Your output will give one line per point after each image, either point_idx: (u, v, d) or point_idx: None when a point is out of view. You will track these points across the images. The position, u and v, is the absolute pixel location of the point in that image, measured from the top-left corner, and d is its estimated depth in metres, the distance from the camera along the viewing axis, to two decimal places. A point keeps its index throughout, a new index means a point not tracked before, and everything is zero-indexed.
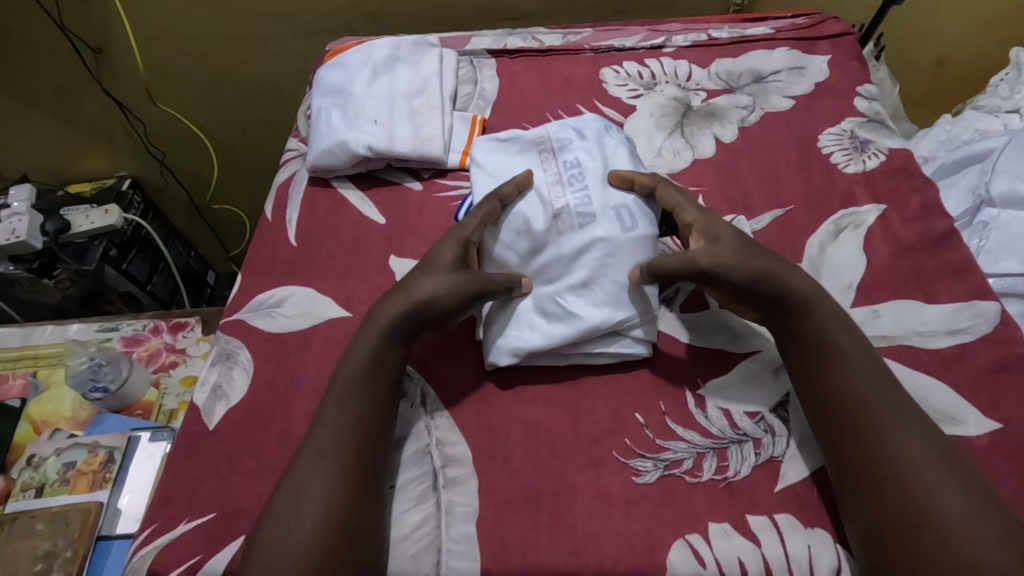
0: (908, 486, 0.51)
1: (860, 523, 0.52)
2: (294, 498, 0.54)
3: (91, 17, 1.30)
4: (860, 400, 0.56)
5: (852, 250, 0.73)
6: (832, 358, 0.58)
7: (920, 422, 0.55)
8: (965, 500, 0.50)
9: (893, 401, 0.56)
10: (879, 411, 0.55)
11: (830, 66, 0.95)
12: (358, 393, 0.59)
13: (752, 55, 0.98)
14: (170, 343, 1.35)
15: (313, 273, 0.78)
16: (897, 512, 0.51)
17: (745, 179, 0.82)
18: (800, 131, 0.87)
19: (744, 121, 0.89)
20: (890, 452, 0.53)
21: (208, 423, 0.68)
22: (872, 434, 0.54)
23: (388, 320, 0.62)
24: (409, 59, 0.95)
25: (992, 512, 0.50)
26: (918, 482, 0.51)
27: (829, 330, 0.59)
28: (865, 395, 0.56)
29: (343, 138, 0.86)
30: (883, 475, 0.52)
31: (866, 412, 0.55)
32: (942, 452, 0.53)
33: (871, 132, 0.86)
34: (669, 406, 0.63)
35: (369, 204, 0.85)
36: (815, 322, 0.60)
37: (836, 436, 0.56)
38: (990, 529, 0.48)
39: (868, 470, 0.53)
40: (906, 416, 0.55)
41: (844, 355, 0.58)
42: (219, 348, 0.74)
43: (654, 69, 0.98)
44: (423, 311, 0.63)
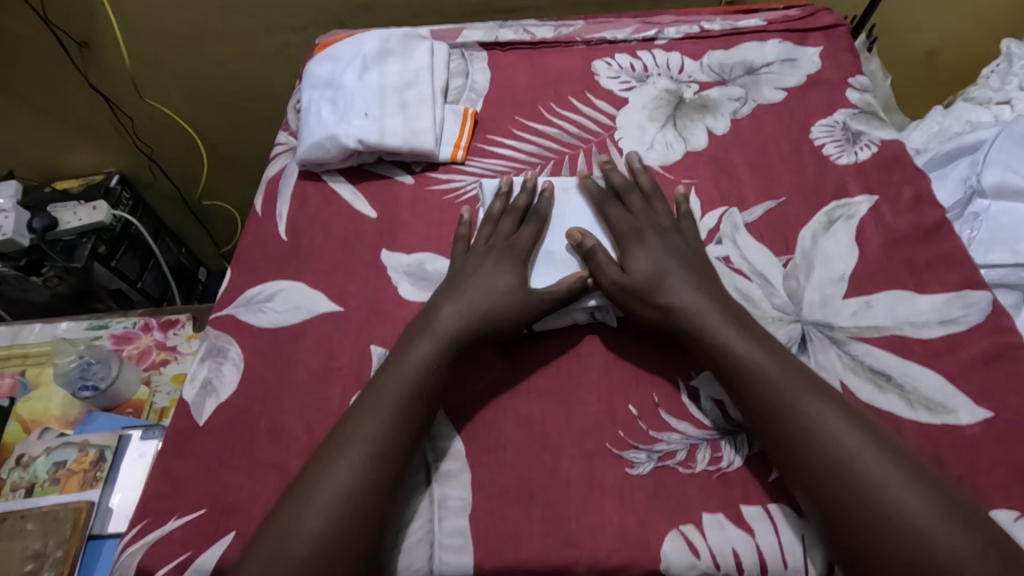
0: (858, 490, 0.51)
1: (823, 524, 0.53)
2: (283, 510, 0.54)
3: (76, 10, 1.28)
4: (796, 407, 0.56)
5: (845, 241, 0.73)
6: (762, 361, 0.58)
7: (852, 422, 0.55)
8: (916, 500, 0.50)
9: (824, 405, 0.56)
10: (807, 419, 0.55)
11: (822, 57, 0.95)
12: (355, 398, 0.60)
13: (745, 48, 0.98)
14: (161, 340, 1.34)
15: (304, 268, 0.78)
16: (855, 515, 0.51)
17: (738, 171, 0.82)
18: (792, 123, 0.87)
19: (737, 112, 0.89)
20: (832, 455, 0.53)
21: (198, 420, 0.67)
22: (813, 438, 0.54)
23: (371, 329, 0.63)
24: (400, 52, 0.94)
25: (946, 505, 0.50)
26: (868, 484, 0.51)
27: (746, 341, 0.60)
28: (794, 396, 0.56)
29: (333, 131, 0.85)
30: (836, 493, 0.52)
31: (797, 425, 0.55)
32: (886, 447, 0.53)
33: (864, 124, 0.86)
34: (662, 398, 0.63)
35: (360, 198, 0.84)
36: (742, 327, 0.61)
37: (779, 444, 0.56)
38: (946, 524, 0.49)
39: (835, 513, 0.52)
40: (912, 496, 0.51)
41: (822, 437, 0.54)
42: (209, 344, 0.73)
43: (647, 63, 0.97)
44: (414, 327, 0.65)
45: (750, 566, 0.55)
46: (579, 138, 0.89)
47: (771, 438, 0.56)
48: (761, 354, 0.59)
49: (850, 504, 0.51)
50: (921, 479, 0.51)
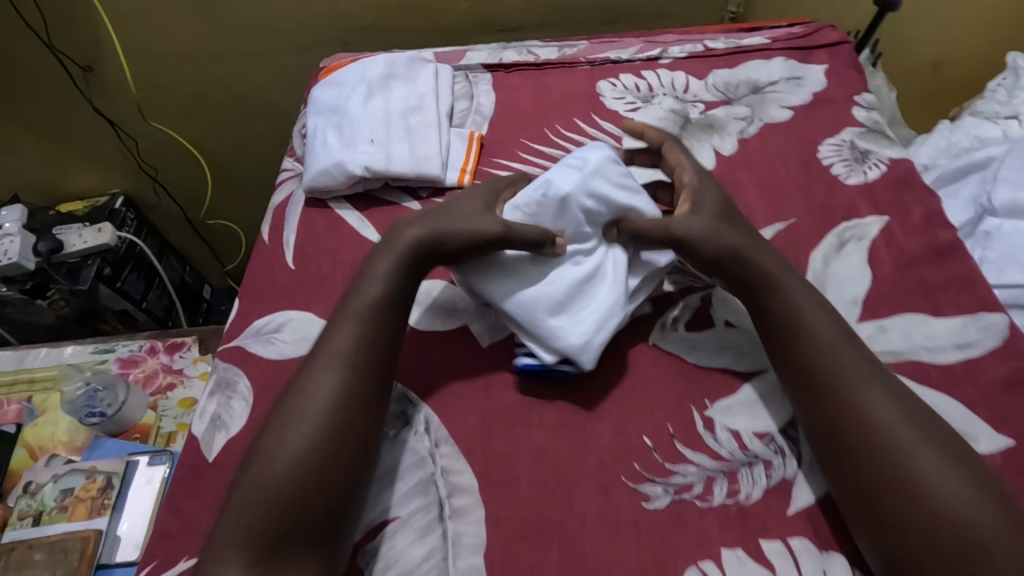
0: (887, 449, 0.53)
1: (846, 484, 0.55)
2: (270, 444, 0.55)
3: (80, 35, 1.29)
4: (829, 364, 0.58)
5: (857, 263, 0.73)
6: (803, 323, 0.61)
7: (886, 386, 0.57)
8: (939, 461, 0.52)
9: (859, 367, 0.58)
10: (844, 379, 0.57)
11: (827, 75, 0.95)
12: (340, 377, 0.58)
13: (750, 66, 0.98)
14: (168, 363, 1.33)
15: (312, 298, 0.77)
16: (880, 474, 0.53)
17: (747, 193, 0.81)
18: (799, 142, 0.86)
19: (744, 132, 0.89)
20: (863, 415, 0.55)
21: (208, 456, 0.66)
22: (849, 398, 0.56)
23: (357, 305, 0.63)
24: (404, 76, 0.95)
25: (966, 469, 0.52)
26: (898, 444, 0.53)
27: (791, 302, 0.62)
28: (831, 359, 0.58)
29: (339, 158, 0.85)
30: (864, 452, 0.54)
31: (833, 385, 0.57)
32: (914, 413, 0.55)
33: (871, 142, 0.85)
34: (677, 428, 0.62)
35: (368, 225, 0.84)
36: (790, 285, 0.63)
37: (814, 405, 0.58)
38: (966, 486, 0.51)
39: (860, 471, 0.54)
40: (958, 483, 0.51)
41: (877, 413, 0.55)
42: (217, 377, 0.72)
43: (652, 82, 0.97)
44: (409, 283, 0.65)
45: None
46: None
47: (810, 396, 0.58)
48: (809, 316, 0.61)
49: (888, 477, 0.52)
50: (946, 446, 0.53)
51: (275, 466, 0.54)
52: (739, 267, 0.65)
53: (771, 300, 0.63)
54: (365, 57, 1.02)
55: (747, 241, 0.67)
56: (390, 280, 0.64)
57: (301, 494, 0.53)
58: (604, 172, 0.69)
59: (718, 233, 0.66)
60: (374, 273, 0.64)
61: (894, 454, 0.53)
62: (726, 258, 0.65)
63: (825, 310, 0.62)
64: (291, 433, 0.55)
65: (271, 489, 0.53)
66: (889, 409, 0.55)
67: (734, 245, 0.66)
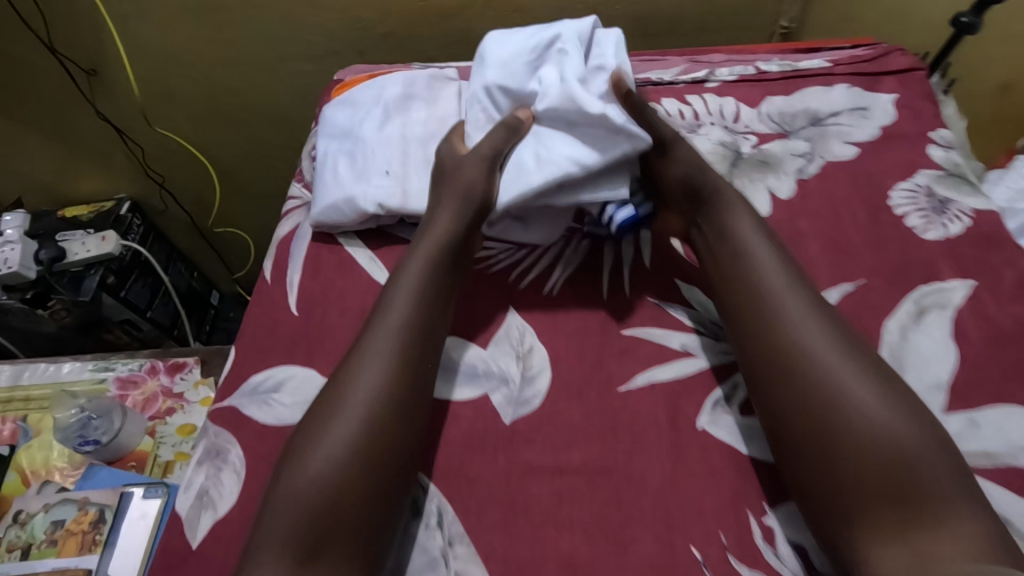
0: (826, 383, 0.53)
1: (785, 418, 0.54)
2: (289, 463, 0.54)
3: (82, 37, 1.22)
4: (760, 279, 0.60)
5: (940, 337, 0.63)
6: (745, 249, 0.62)
7: (827, 320, 0.57)
8: (886, 405, 0.51)
9: (791, 287, 0.59)
10: (783, 307, 0.58)
11: (897, 106, 0.84)
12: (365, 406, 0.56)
13: (809, 93, 0.87)
14: (168, 386, 1.27)
15: (316, 352, 0.69)
16: (824, 410, 0.52)
17: (808, 245, 0.72)
18: (867, 186, 0.76)
19: (803, 171, 0.79)
20: (800, 342, 0.55)
21: (192, 541, 0.59)
22: (788, 324, 0.57)
23: (381, 340, 0.59)
24: (425, 96, 0.86)
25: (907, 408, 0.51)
26: (830, 377, 0.53)
27: (731, 222, 0.65)
28: (764, 284, 0.60)
29: (351, 192, 0.77)
30: (803, 382, 0.54)
31: (769, 308, 0.58)
32: (846, 336, 0.56)
33: (951, 189, 0.75)
34: (731, 539, 0.53)
35: (379, 266, 0.76)
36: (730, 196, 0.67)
37: (748, 324, 0.59)
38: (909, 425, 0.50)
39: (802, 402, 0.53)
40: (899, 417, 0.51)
41: (814, 353, 0.55)
42: (207, 443, 0.65)
43: (698, 111, 0.87)
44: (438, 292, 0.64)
45: None
46: None
47: (744, 318, 0.60)
48: (746, 239, 0.63)
49: (824, 403, 0.52)
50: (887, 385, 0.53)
51: (300, 486, 0.53)
52: (701, 190, 0.68)
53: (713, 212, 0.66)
54: (382, 72, 0.93)
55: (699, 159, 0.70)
56: (418, 289, 0.63)
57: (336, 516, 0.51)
58: (506, 59, 0.77)
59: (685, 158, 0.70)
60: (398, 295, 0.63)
61: (831, 388, 0.53)
62: (698, 169, 0.69)
63: (770, 242, 0.63)
64: (321, 461, 0.53)
65: (299, 507, 0.51)
66: (826, 346, 0.55)
67: (700, 161, 0.70)
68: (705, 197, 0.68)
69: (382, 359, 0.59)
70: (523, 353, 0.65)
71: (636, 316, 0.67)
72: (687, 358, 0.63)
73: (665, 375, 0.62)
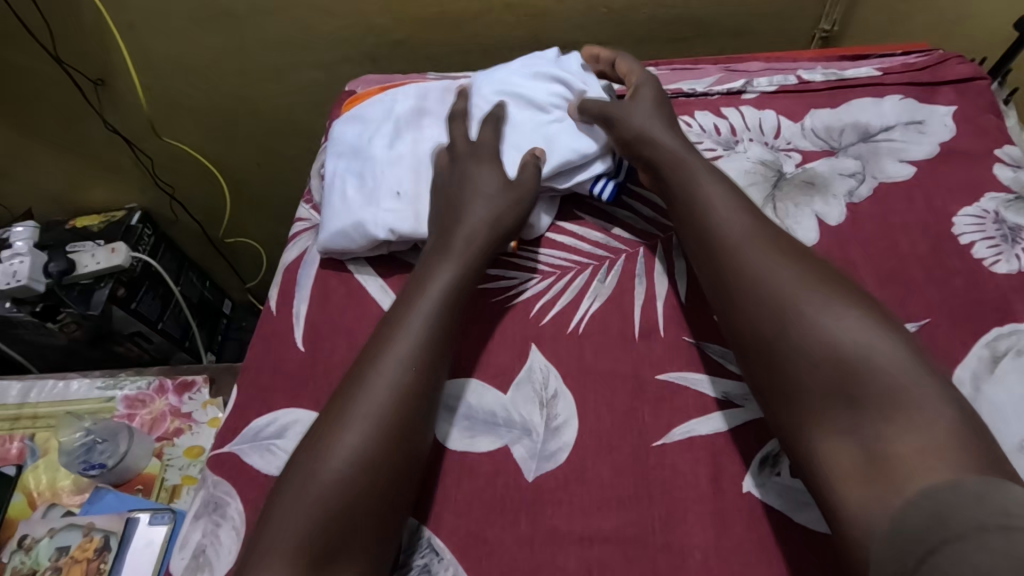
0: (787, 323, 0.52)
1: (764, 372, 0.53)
2: (296, 474, 0.52)
3: (89, 46, 1.18)
4: (716, 233, 0.59)
5: (1019, 389, 0.56)
6: (695, 202, 0.62)
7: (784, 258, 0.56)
8: (851, 326, 0.50)
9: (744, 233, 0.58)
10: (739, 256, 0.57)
11: (957, 120, 0.77)
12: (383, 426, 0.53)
13: (857, 106, 0.80)
14: (176, 405, 1.23)
15: (323, 393, 0.64)
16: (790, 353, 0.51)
17: (862, 279, 0.65)
18: (926, 210, 0.69)
19: (854, 193, 0.72)
20: (761, 287, 0.54)
21: None
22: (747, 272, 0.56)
23: (395, 369, 0.56)
24: (438, 111, 0.80)
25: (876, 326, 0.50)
26: (794, 313, 0.52)
27: (680, 176, 0.64)
28: (721, 239, 0.59)
29: (360, 216, 0.71)
30: (769, 330, 0.53)
31: (728, 260, 0.57)
32: (810, 273, 0.54)
33: (1023, 215, 0.67)
34: None
35: (391, 297, 0.71)
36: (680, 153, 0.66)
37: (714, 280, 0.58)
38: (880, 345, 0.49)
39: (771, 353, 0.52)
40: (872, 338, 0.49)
41: (774, 279, 0.54)
42: (205, 495, 0.60)
43: (736, 127, 0.80)
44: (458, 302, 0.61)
45: None
46: (656, 224, 0.70)
47: (712, 276, 0.58)
48: (700, 192, 0.62)
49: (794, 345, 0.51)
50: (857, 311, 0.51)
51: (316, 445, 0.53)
52: (646, 153, 0.67)
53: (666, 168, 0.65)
54: (394, 84, 0.87)
55: (645, 116, 0.69)
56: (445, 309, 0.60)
57: (355, 472, 0.51)
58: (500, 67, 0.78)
59: (631, 121, 0.69)
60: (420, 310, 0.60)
61: (795, 310, 0.52)
62: (637, 136, 0.68)
63: (727, 190, 0.61)
64: (338, 421, 0.54)
65: (321, 508, 0.49)
66: (787, 271, 0.55)
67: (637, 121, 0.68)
68: (657, 164, 0.66)
69: (410, 318, 0.59)
70: (543, 399, 0.59)
71: (671, 359, 0.60)
72: (729, 409, 0.57)
73: (703, 430, 0.56)
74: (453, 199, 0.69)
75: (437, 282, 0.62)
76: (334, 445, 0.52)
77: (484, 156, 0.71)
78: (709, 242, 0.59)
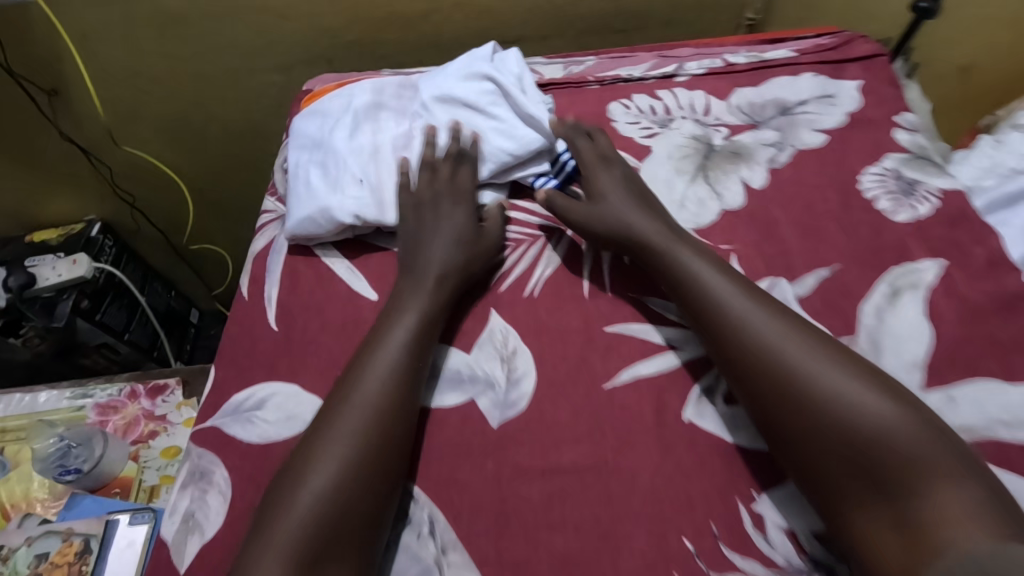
0: (813, 396, 0.53)
1: (786, 448, 0.54)
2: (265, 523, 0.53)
3: (41, 57, 1.19)
4: (715, 296, 0.60)
5: (915, 317, 0.64)
6: (684, 274, 0.62)
7: (801, 331, 0.57)
8: (874, 402, 0.52)
9: (747, 307, 0.59)
10: (746, 331, 0.57)
11: (861, 92, 0.86)
12: (345, 468, 0.55)
13: (776, 83, 0.89)
14: (149, 409, 1.24)
15: (298, 366, 0.69)
16: (816, 428, 0.52)
17: (782, 233, 0.73)
18: (837, 171, 0.78)
19: (775, 160, 0.80)
20: (783, 363, 0.55)
21: (180, 565, 0.58)
22: (762, 345, 0.56)
23: (360, 398, 0.58)
24: (395, 105, 0.85)
25: (900, 402, 0.52)
26: (816, 387, 0.53)
27: (666, 250, 0.65)
28: (724, 312, 0.59)
29: (325, 203, 0.76)
30: (790, 406, 0.54)
31: (732, 333, 0.58)
32: (821, 345, 0.56)
33: (918, 171, 0.76)
34: (721, 529, 0.54)
35: (358, 276, 0.75)
36: (647, 228, 0.67)
37: (719, 351, 0.58)
38: (904, 420, 0.51)
39: (796, 428, 0.53)
40: (896, 414, 0.51)
41: (788, 354, 0.55)
42: (191, 465, 0.64)
43: (674, 106, 0.87)
44: (423, 346, 0.63)
45: None
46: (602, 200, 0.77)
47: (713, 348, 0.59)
48: (705, 266, 0.62)
49: (821, 422, 0.52)
50: (882, 385, 0.53)
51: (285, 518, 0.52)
52: (625, 232, 0.67)
53: (648, 248, 0.66)
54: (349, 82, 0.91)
55: (608, 185, 0.71)
56: (405, 348, 0.61)
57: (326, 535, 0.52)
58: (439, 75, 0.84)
59: (607, 200, 0.70)
60: (384, 348, 0.62)
61: (814, 391, 0.53)
62: (592, 212, 0.70)
63: (711, 262, 0.62)
64: (305, 485, 0.54)
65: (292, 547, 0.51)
66: (805, 345, 0.55)
67: (601, 212, 0.69)
68: (628, 242, 0.67)
69: (368, 373, 0.60)
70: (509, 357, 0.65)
71: (617, 313, 0.67)
72: (668, 352, 0.63)
73: (648, 370, 0.62)
74: (411, 265, 0.69)
75: (401, 325, 0.63)
76: (299, 505, 0.53)
77: (432, 221, 0.72)
78: (721, 311, 0.59)
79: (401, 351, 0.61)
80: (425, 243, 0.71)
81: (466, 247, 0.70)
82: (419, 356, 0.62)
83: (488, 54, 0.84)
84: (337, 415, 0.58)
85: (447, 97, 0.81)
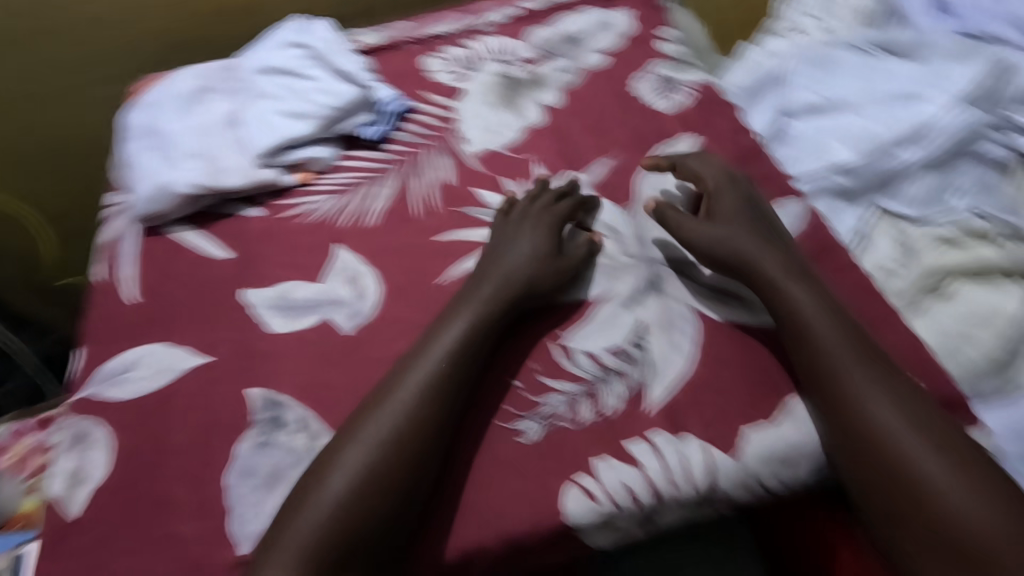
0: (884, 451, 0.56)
1: (852, 465, 0.58)
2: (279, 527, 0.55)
3: None
4: (808, 314, 0.63)
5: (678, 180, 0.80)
6: (774, 290, 0.65)
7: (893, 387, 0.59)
8: (953, 476, 0.54)
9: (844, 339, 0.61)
10: (841, 361, 0.60)
11: (631, 17, 1.02)
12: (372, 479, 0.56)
13: (563, 21, 1.02)
14: (36, 441, 1.20)
15: (162, 326, 0.74)
16: (891, 473, 0.55)
17: (576, 138, 0.86)
18: (617, 82, 0.92)
19: (566, 82, 0.93)
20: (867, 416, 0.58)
21: (71, 513, 0.63)
22: (855, 396, 0.59)
23: (394, 399, 0.60)
24: (221, 86, 0.91)
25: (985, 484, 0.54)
26: (893, 449, 0.56)
27: (775, 268, 0.66)
28: (822, 344, 0.61)
29: (166, 181, 0.81)
30: (886, 447, 0.56)
31: (832, 365, 0.60)
32: (911, 404, 0.58)
33: (677, 73, 0.93)
34: (538, 363, 0.67)
35: (211, 241, 0.81)
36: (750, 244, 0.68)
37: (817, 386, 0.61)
38: (977, 491, 0.53)
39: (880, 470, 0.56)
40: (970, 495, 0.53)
41: (877, 416, 0.57)
42: (70, 432, 0.68)
43: (473, 52, 0.99)
44: (468, 372, 0.62)
45: (642, 495, 0.60)
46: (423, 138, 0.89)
47: (808, 369, 0.62)
48: (814, 301, 0.63)
49: (923, 478, 0.54)
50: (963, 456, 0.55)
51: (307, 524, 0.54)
52: (735, 257, 0.68)
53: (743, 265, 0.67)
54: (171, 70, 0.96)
55: (744, 198, 0.73)
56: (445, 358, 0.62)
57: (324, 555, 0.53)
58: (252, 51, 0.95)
59: (701, 233, 0.71)
60: (439, 343, 0.63)
61: (911, 467, 0.55)
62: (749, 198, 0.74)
63: (827, 304, 0.63)
64: (323, 489, 0.56)
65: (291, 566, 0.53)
66: (886, 397, 0.58)
67: (733, 247, 0.68)
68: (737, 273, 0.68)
69: (408, 379, 0.61)
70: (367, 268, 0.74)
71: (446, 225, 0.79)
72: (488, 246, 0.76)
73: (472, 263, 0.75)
74: (474, 276, 0.70)
75: (450, 333, 0.64)
76: (311, 515, 0.55)
77: (514, 243, 0.72)
78: (808, 341, 0.62)
79: (446, 361, 0.62)
80: (492, 261, 0.71)
81: (547, 273, 0.70)
82: (458, 380, 0.61)
83: (296, 30, 0.98)
84: (369, 444, 0.58)
85: (266, 69, 0.92)
